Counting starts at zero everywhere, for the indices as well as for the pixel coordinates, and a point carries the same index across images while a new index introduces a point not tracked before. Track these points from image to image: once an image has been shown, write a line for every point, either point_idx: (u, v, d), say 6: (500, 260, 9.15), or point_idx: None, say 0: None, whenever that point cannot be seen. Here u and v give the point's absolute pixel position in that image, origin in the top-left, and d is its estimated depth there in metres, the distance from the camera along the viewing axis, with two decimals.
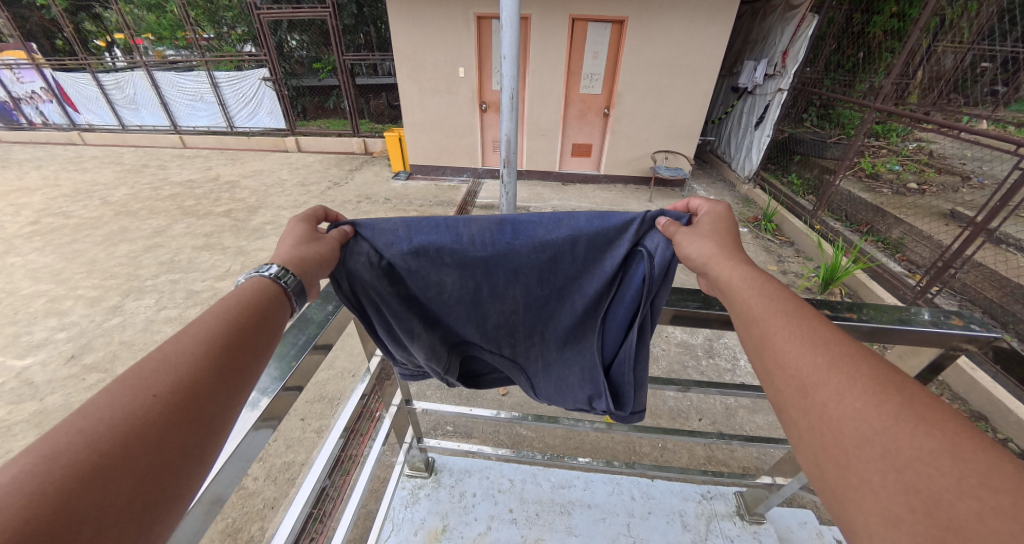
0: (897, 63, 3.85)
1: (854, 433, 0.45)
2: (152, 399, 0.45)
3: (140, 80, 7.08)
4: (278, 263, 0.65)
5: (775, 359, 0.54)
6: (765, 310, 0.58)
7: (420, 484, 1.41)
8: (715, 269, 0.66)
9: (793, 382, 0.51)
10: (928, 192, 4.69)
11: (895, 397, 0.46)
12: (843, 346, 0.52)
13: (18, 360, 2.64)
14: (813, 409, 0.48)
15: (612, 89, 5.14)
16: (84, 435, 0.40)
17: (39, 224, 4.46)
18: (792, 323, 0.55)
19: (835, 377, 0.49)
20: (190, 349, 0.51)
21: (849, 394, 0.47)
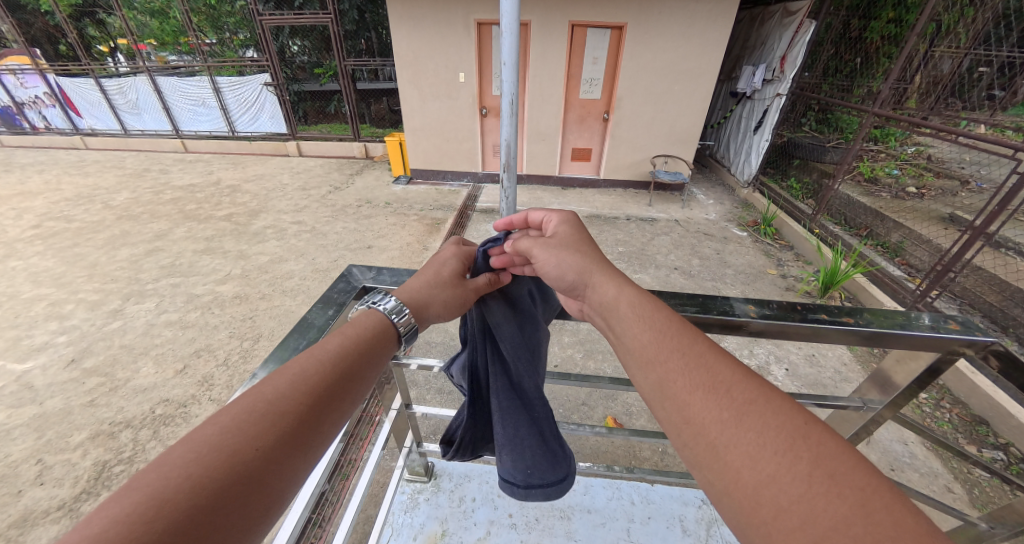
0: (894, 67, 3.87)
1: (771, 502, 0.40)
2: (255, 449, 0.46)
3: (143, 85, 7.13)
4: (398, 299, 0.72)
5: (680, 413, 0.50)
6: (657, 352, 0.55)
7: (420, 488, 1.41)
8: (612, 314, 0.63)
9: (700, 439, 0.47)
10: (927, 196, 4.71)
11: (804, 454, 0.41)
12: (744, 390, 0.48)
13: (19, 364, 2.64)
14: (727, 473, 0.44)
15: (611, 94, 5.17)
16: (192, 481, 0.41)
17: (41, 227, 4.47)
18: (682, 362, 0.53)
19: (742, 433, 0.44)
20: (293, 394, 0.52)
21: (760, 457, 0.42)
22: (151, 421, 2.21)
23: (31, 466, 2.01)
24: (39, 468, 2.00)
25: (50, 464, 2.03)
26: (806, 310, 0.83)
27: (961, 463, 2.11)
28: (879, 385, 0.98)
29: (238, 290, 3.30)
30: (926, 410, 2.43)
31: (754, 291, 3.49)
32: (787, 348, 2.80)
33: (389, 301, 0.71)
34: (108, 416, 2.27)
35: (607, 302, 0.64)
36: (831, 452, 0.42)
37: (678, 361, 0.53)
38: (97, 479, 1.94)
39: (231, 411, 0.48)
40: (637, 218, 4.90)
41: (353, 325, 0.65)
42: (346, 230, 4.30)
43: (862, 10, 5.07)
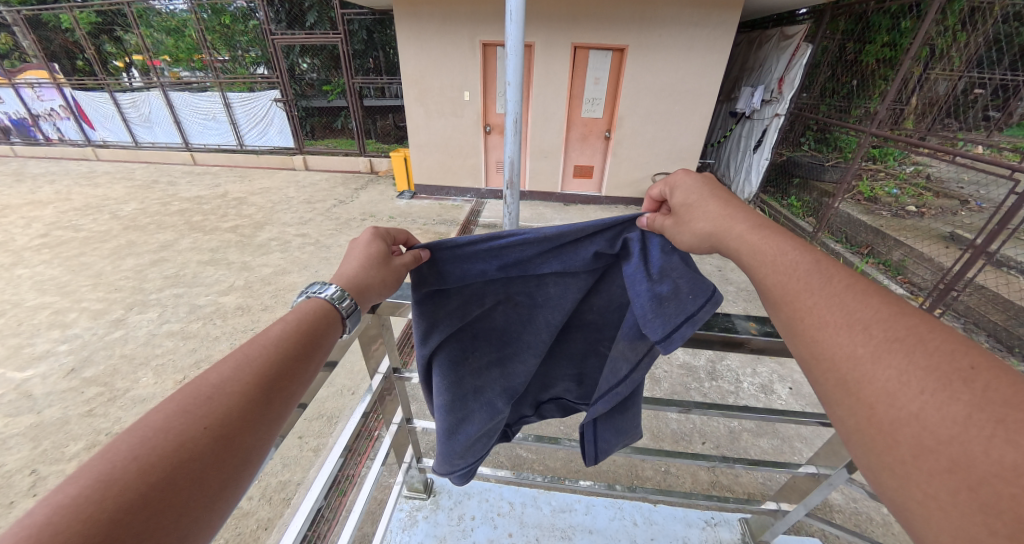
0: (890, 89, 3.93)
1: (911, 439, 0.44)
2: (204, 432, 0.47)
3: (156, 100, 7.30)
4: (339, 285, 0.69)
5: (809, 349, 0.56)
6: (792, 295, 0.59)
7: (419, 505, 1.39)
8: (727, 242, 0.70)
9: (833, 374, 0.52)
10: (927, 215, 4.75)
11: (963, 395, 0.43)
12: (894, 329, 0.50)
13: (19, 373, 2.63)
14: (862, 407, 0.48)
15: (613, 113, 5.27)
16: (140, 462, 0.42)
17: (50, 236, 4.53)
18: (821, 300, 0.56)
19: (881, 370, 0.48)
20: (239, 374, 0.53)
21: (903, 393, 0.46)
22: None
23: (24, 477, 1.98)
24: (32, 480, 1.97)
25: (44, 475, 2.00)
26: None
27: None
28: None
29: (241, 301, 3.31)
30: None
31: (754, 308, 3.48)
32: (791, 367, 2.78)
33: (330, 288, 0.68)
34: (104, 427, 2.25)
35: (733, 244, 0.69)
36: (1002, 397, 0.41)
37: (810, 298, 0.57)
38: None
39: (175, 398, 0.48)
40: None
41: (293, 310, 0.64)
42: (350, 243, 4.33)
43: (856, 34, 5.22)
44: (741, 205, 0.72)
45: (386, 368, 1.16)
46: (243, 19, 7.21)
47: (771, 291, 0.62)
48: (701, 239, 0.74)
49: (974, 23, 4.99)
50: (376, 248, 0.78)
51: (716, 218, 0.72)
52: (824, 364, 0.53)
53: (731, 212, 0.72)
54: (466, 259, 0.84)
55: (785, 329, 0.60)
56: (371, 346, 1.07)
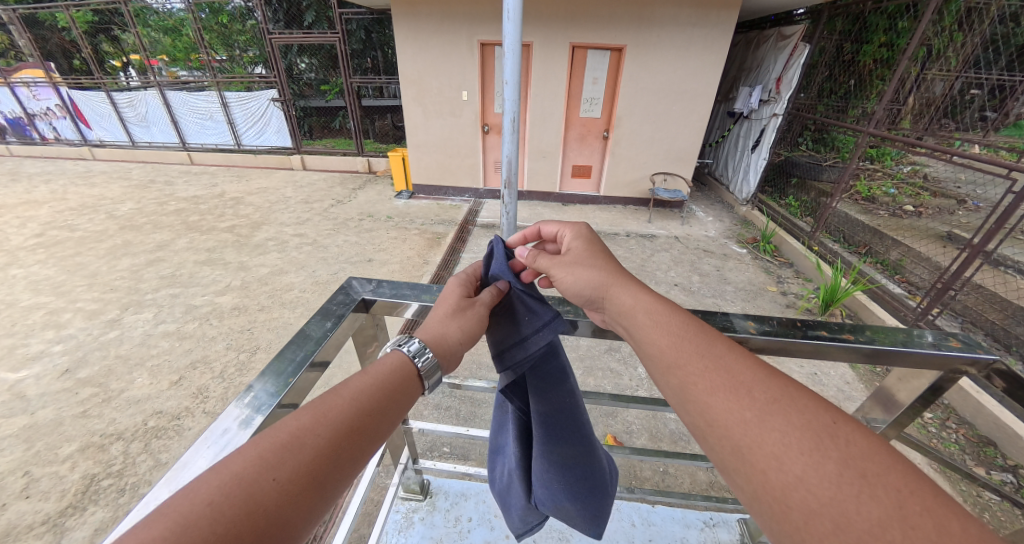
0: (887, 89, 3.94)
1: (801, 505, 0.42)
2: (273, 483, 0.43)
3: (153, 99, 7.26)
4: (420, 339, 0.66)
5: (702, 415, 0.53)
6: (677, 357, 0.58)
7: (415, 507, 1.38)
8: (616, 304, 0.69)
9: (726, 440, 0.50)
10: (924, 215, 4.75)
11: (832, 453, 0.43)
12: (766, 391, 0.51)
13: (12, 374, 2.61)
14: (760, 474, 0.46)
15: (611, 113, 5.27)
16: (209, 515, 0.39)
17: (45, 236, 4.50)
18: (703, 362, 0.56)
19: (768, 433, 0.47)
20: (319, 421, 0.50)
21: (788, 456, 0.44)
22: (143, 434, 2.17)
23: (17, 478, 1.96)
24: (25, 481, 1.95)
25: (37, 477, 1.98)
26: (806, 326, 0.82)
27: (971, 487, 2.07)
28: (882, 403, 0.97)
29: (237, 301, 3.29)
30: (931, 431, 2.39)
31: (753, 308, 3.48)
32: (789, 367, 2.78)
33: (412, 342, 0.65)
34: (99, 428, 2.23)
35: (626, 306, 0.67)
36: (860, 450, 0.43)
37: (695, 361, 0.56)
38: (85, 493, 1.89)
39: (259, 437, 0.46)
40: (636, 235, 4.92)
41: (381, 363, 0.62)
42: (347, 243, 4.32)
43: (853, 35, 5.24)
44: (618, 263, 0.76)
45: None
46: (241, 18, 7.19)
47: (659, 355, 0.60)
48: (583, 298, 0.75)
49: (970, 24, 5.01)
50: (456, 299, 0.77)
51: (605, 274, 0.74)
52: (716, 431, 0.51)
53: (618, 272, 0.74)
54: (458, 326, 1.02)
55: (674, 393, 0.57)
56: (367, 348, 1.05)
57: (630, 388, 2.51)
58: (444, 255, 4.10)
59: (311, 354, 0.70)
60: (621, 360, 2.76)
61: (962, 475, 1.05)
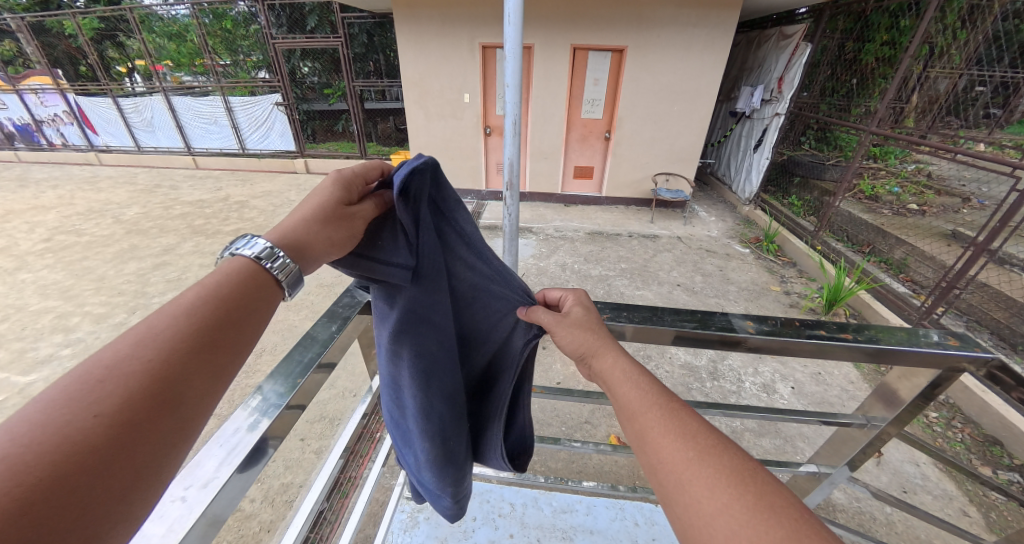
0: (889, 88, 3.93)
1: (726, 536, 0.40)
2: (94, 420, 0.36)
3: (158, 105, 7.33)
4: (269, 240, 0.56)
5: (650, 454, 0.50)
6: (641, 406, 0.54)
7: (419, 507, 1.39)
8: (593, 357, 0.63)
9: (669, 483, 0.47)
10: (928, 213, 4.73)
11: (752, 487, 0.43)
12: (710, 438, 0.49)
13: (22, 377, 2.65)
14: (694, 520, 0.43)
15: (612, 114, 5.27)
16: (4, 468, 0.30)
17: (53, 241, 4.55)
18: (664, 414, 0.52)
19: (705, 476, 0.45)
20: (140, 343, 0.41)
21: (718, 490, 0.43)
22: None
23: None
24: None
25: None
26: (804, 326, 0.83)
27: (976, 486, 2.06)
28: (883, 400, 0.97)
29: None
30: (937, 430, 2.38)
31: (756, 307, 3.47)
32: (792, 366, 2.77)
33: (257, 243, 0.55)
34: None
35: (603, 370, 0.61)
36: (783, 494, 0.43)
37: (654, 412, 0.53)
38: None
39: (60, 381, 0.37)
40: (639, 236, 4.92)
41: (208, 276, 0.51)
42: None
43: (855, 33, 5.24)
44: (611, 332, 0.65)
45: None
46: (245, 24, 7.26)
47: (620, 409, 0.56)
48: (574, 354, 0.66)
49: (973, 21, 5.00)
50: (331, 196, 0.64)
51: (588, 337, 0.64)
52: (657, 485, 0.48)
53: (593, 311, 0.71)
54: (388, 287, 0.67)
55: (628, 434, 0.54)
56: (371, 349, 1.07)
57: None
58: None
59: (317, 355, 0.71)
60: None
61: (965, 473, 1.05)
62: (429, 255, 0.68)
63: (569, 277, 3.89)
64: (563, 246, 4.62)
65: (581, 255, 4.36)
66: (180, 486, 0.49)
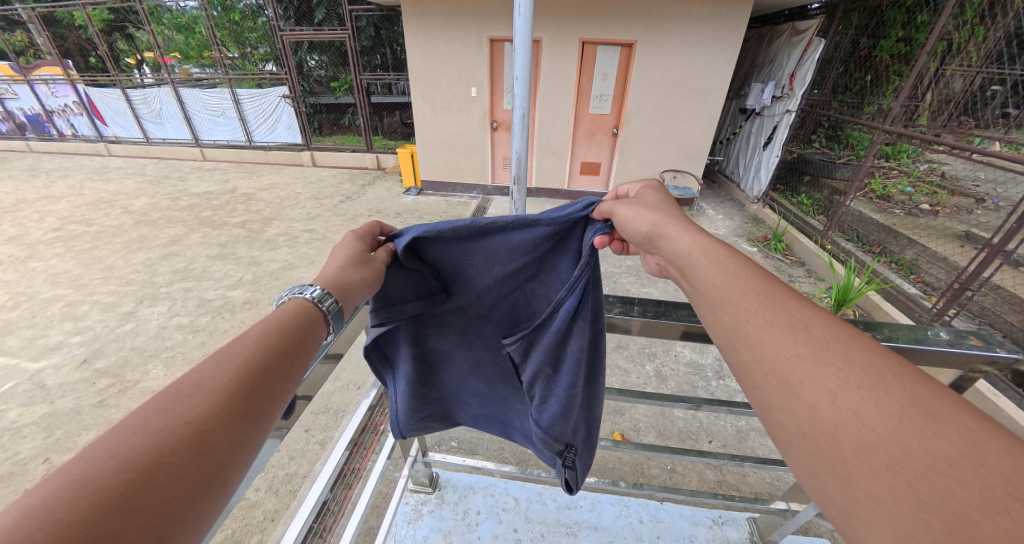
0: (904, 85, 3.84)
1: (853, 438, 0.42)
2: (183, 426, 0.44)
3: (166, 96, 7.35)
4: (321, 284, 0.65)
5: (752, 351, 0.52)
6: (731, 294, 0.58)
7: (423, 499, 1.39)
8: (681, 253, 0.67)
9: (775, 376, 0.50)
10: (942, 214, 4.65)
11: (895, 390, 0.44)
12: (829, 329, 0.50)
13: (32, 363, 2.68)
14: (803, 410, 0.46)
15: (621, 110, 5.22)
16: (114, 463, 0.39)
17: (63, 230, 4.59)
18: (765, 303, 0.55)
19: (824, 369, 0.47)
20: (222, 366, 0.50)
21: (843, 392, 0.45)
22: None
23: (38, 465, 2.02)
24: (46, 468, 2.01)
25: (57, 463, 2.04)
26: None
27: None
28: None
29: (249, 295, 3.33)
30: None
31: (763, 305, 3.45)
32: None
33: (312, 288, 0.64)
34: (115, 417, 2.28)
35: (681, 253, 0.66)
36: (925, 390, 0.43)
37: (753, 300, 0.56)
38: None
39: (155, 397, 0.45)
40: None
41: (275, 311, 0.60)
42: None
43: (870, 29, 5.14)
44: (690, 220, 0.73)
45: None
46: (252, 16, 7.25)
47: (711, 300, 0.60)
48: (637, 237, 0.75)
49: (992, 17, 4.89)
50: (354, 248, 0.75)
51: (677, 230, 0.70)
52: (761, 369, 0.51)
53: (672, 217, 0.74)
54: (468, 261, 0.84)
55: (724, 332, 0.57)
56: None
57: (637, 386, 2.50)
58: None
59: (326, 346, 0.70)
60: (629, 357, 2.75)
61: None
62: (445, 255, 0.84)
63: None
64: None
65: None
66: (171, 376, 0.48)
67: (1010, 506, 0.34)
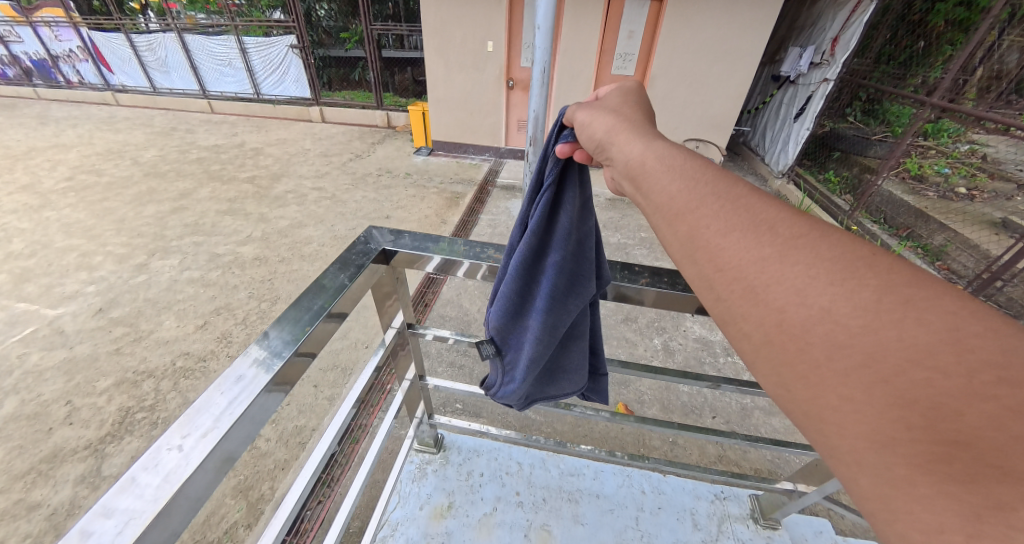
0: (960, 55, 3.52)
1: (824, 339, 0.34)
2: None
3: (171, 43, 7.10)
4: None
5: (711, 260, 0.43)
6: (688, 200, 0.47)
7: (428, 459, 1.41)
8: (632, 165, 0.56)
9: (738, 284, 0.40)
10: (978, 199, 4.40)
11: (869, 282, 0.35)
12: (789, 228, 0.41)
13: (51, 310, 2.75)
14: (770, 316, 0.37)
15: (645, 72, 4.91)
16: None
17: (74, 180, 4.60)
18: (723, 207, 0.45)
19: (791, 271, 0.38)
20: None
21: (811, 289, 0.36)
22: (172, 373, 2.28)
23: (60, 406, 2.11)
24: (68, 409, 2.09)
25: (78, 406, 2.12)
26: None
27: None
28: None
29: (258, 252, 3.34)
30: None
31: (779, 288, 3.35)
32: None
33: None
34: (131, 365, 2.35)
35: (632, 160, 0.55)
36: (902, 280, 0.35)
37: (713, 204, 0.45)
38: (121, 424, 2.02)
39: None
40: None
41: None
42: (366, 199, 4.28)
43: None
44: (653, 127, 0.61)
45: (400, 323, 1.12)
46: None
47: (662, 212, 0.49)
48: (590, 145, 0.66)
49: None
50: None
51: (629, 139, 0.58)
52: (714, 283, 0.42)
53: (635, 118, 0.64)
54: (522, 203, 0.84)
55: (680, 244, 0.47)
56: (386, 302, 1.03)
57: (644, 358, 2.49)
58: (462, 216, 4.02)
59: (328, 305, 0.64)
60: (637, 330, 2.72)
61: None
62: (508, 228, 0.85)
63: None
64: None
65: (600, 222, 4.21)
66: (178, 433, 0.43)
67: (996, 394, 0.27)
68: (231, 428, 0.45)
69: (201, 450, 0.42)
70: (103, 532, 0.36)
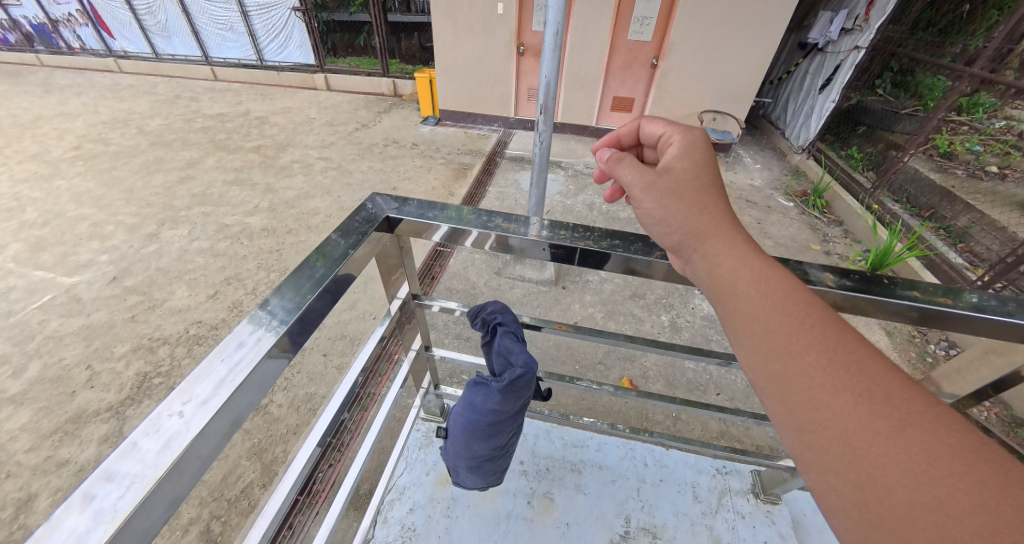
0: (1007, 21, 3.26)
1: (920, 514, 0.33)
2: None
3: (171, 7, 6.88)
4: None
5: (806, 403, 0.42)
6: (784, 339, 0.46)
7: (434, 428, 1.46)
8: (716, 274, 0.55)
9: (832, 435, 0.39)
10: (1009, 178, 4.20)
11: (988, 480, 0.33)
12: (900, 400, 0.39)
13: (67, 278, 2.81)
14: (867, 477, 0.36)
15: (663, 38, 4.65)
16: None
17: (81, 149, 4.59)
18: (818, 353, 0.44)
19: (899, 446, 0.36)
20: None
21: (918, 468, 0.34)
22: (186, 340, 2.34)
23: (81, 371, 2.18)
24: (88, 374, 2.17)
25: (97, 370, 2.19)
26: (892, 283, 0.68)
27: None
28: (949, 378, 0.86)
29: (266, 223, 3.34)
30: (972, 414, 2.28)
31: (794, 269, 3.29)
32: None
33: None
34: (147, 332, 2.41)
35: (720, 273, 0.54)
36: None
37: (807, 351, 0.44)
38: (139, 388, 2.09)
39: None
40: None
41: None
42: (372, 170, 4.23)
43: None
44: (736, 238, 0.57)
45: (406, 294, 1.11)
46: None
47: (746, 336, 0.49)
48: (657, 231, 0.63)
49: None
50: None
51: (713, 248, 0.57)
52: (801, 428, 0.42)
53: (724, 225, 0.57)
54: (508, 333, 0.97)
55: (766, 375, 0.46)
56: (392, 273, 1.01)
57: (650, 335, 2.49)
58: (470, 188, 3.96)
59: (331, 274, 0.62)
60: (644, 307, 2.71)
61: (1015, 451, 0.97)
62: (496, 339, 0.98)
63: (596, 219, 3.73)
64: (594, 184, 4.36)
65: None
66: (178, 400, 0.43)
67: None
68: (232, 396, 0.44)
69: (203, 416, 0.41)
70: (106, 494, 0.36)
